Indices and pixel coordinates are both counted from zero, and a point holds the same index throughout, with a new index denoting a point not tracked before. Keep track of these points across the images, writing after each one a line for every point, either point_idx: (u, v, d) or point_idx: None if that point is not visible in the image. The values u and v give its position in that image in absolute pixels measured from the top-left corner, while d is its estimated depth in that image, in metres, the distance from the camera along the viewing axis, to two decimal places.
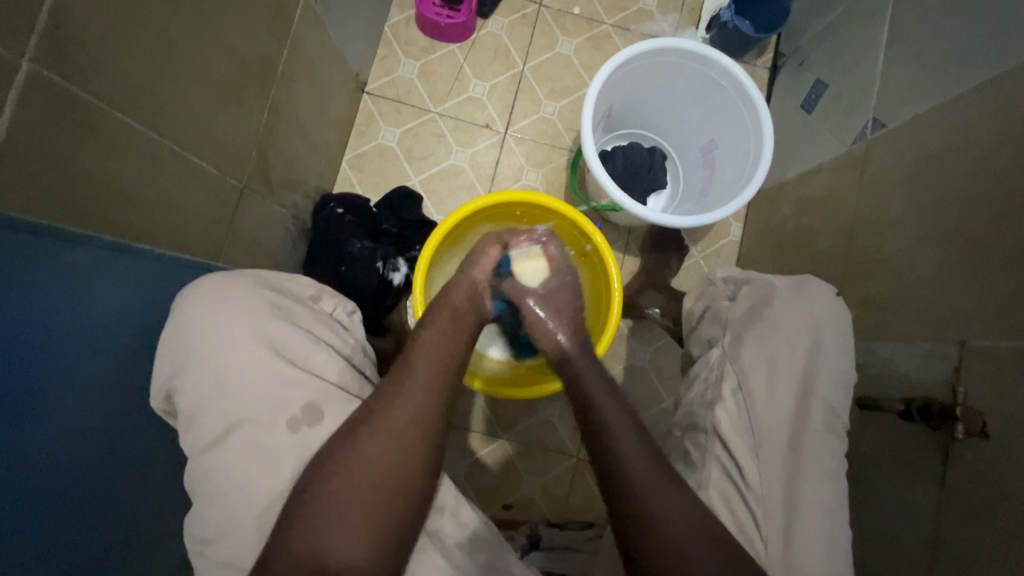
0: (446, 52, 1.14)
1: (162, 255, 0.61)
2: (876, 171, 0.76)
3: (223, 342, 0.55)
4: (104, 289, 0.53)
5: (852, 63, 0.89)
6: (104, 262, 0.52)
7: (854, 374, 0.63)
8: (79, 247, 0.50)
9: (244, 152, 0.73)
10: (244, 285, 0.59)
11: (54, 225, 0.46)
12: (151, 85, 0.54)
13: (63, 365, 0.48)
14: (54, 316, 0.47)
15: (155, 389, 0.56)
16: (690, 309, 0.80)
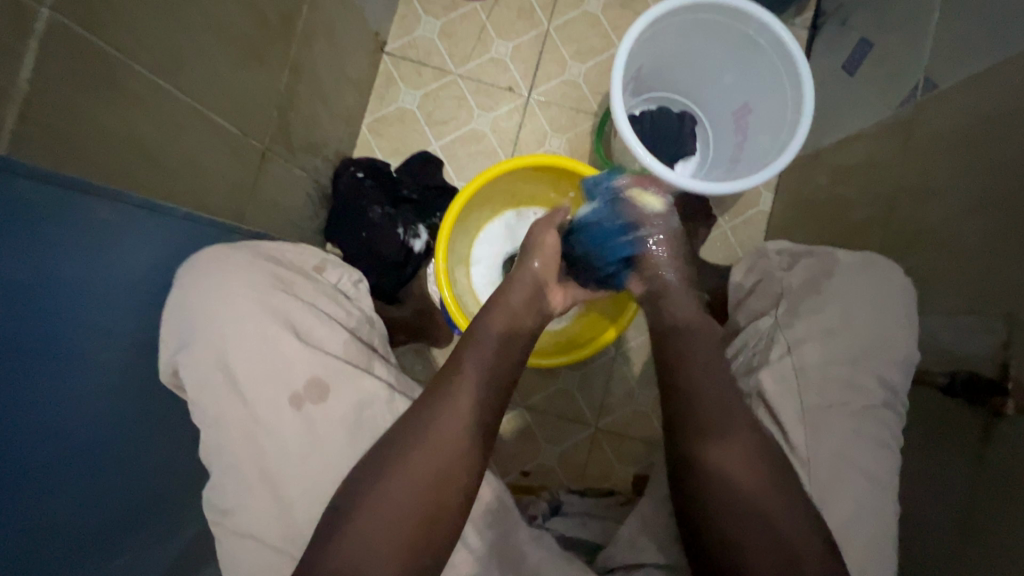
0: (468, 10, 1.09)
1: (190, 216, 0.60)
2: (922, 137, 0.72)
3: (221, 317, 0.54)
4: (131, 246, 0.53)
5: (902, 20, 0.84)
6: (133, 220, 0.52)
7: (914, 351, 0.61)
8: (108, 205, 0.49)
9: (264, 113, 0.72)
10: (243, 256, 0.59)
11: (85, 180, 0.46)
12: (172, 40, 0.52)
13: (89, 321, 0.48)
14: (82, 271, 0.47)
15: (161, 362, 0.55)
16: (739, 282, 0.77)
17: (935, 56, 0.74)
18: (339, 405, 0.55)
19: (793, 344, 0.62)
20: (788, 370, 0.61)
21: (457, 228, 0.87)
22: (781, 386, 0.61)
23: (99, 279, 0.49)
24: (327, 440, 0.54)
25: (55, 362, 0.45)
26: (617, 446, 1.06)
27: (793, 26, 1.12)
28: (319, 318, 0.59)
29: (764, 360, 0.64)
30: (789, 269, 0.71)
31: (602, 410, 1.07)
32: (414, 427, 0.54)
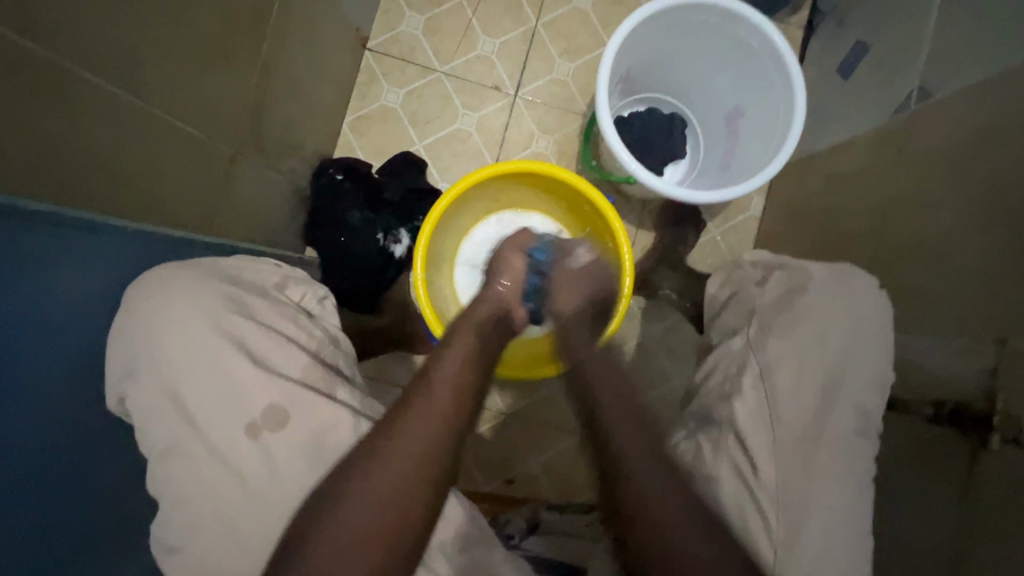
0: (454, 5, 1.06)
1: (139, 231, 0.57)
2: (915, 148, 0.70)
3: (168, 344, 0.52)
4: (73, 271, 0.50)
5: (898, 24, 0.81)
6: (74, 239, 0.49)
7: (887, 372, 0.60)
8: (46, 227, 0.46)
9: (233, 116, 0.69)
10: (194, 277, 0.55)
11: (17, 203, 0.43)
12: (127, 45, 0.49)
13: (29, 347, 0.45)
14: (15, 298, 0.44)
15: (110, 389, 0.52)
16: (715, 294, 0.80)
17: (933, 63, 0.72)
18: (295, 433, 0.53)
19: (762, 366, 0.61)
20: (758, 394, 0.60)
21: (439, 233, 0.84)
22: (754, 409, 0.60)
23: (36, 307, 0.46)
24: (285, 467, 0.51)
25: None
26: None
27: (788, 26, 1.09)
28: (278, 343, 0.56)
29: (734, 383, 0.63)
30: (763, 282, 0.72)
31: None
32: (387, 435, 0.52)
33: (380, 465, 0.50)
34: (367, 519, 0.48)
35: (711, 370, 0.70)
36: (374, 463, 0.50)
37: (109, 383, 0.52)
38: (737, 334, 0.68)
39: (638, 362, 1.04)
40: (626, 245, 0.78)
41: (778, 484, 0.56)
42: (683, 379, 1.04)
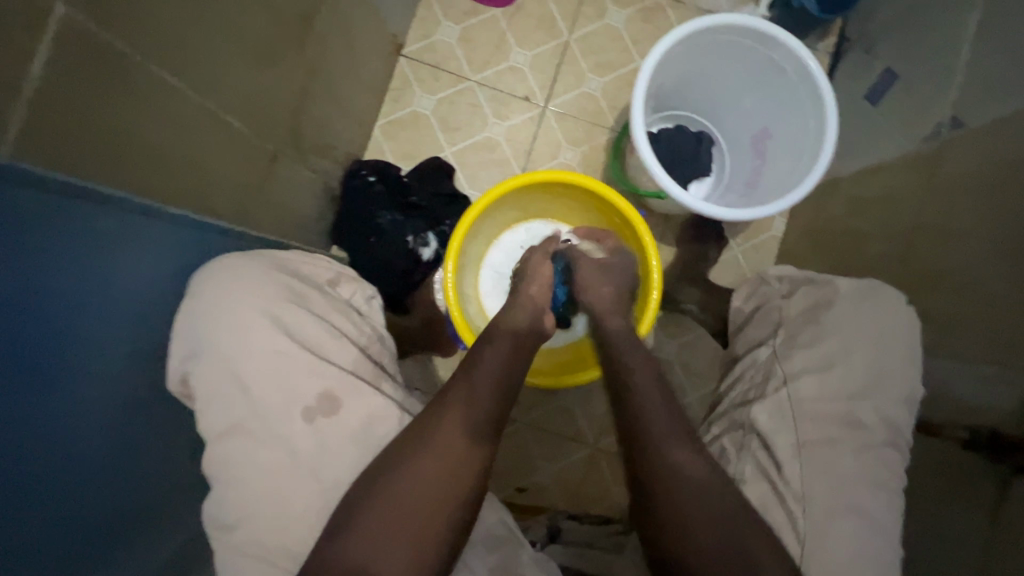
0: (488, 16, 1.08)
1: (196, 220, 0.58)
2: (945, 176, 0.71)
3: (235, 326, 0.53)
4: (135, 256, 0.51)
5: (929, 54, 0.82)
6: (138, 224, 0.50)
7: (917, 388, 0.60)
8: (114, 209, 0.47)
9: (277, 114, 0.70)
10: (259, 265, 0.58)
11: (93, 186, 0.44)
12: (190, 41, 0.51)
13: (95, 330, 0.46)
14: (84, 282, 0.45)
15: (171, 373, 0.52)
16: (739, 307, 0.79)
17: (965, 93, 0.73)
18: (346, 420, 0.54)
19: (789, 375, 0.62)
20: (783, 404, 0.61)
21: (470, 236, 0.85)
22: (777, 417, 0.61)
23: (101, 290, 0.47)
24: (334, 454, 0.53)
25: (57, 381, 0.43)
26: (615, 467, 1.05)
27: (815, 51, 1.10)
28: (333, 335, 0.58)
29: (760, 393, 0.64)
30: (788, 295, 0.71)
31: (601, 429, 1.06)
32: (427, 429, 0.54)
33: (422, 460, 0.52)
34: (406, 520, 0.50)
35: (736, 379, 0.70)
36: (417, 455, 0.52)
37: (172, 365, 0.52)
38: (762, 345, 0.68)
39: None
40: (654, 255, 0.79)
41: (805, 500, 0.56)
42: (698, 395, 1.04)
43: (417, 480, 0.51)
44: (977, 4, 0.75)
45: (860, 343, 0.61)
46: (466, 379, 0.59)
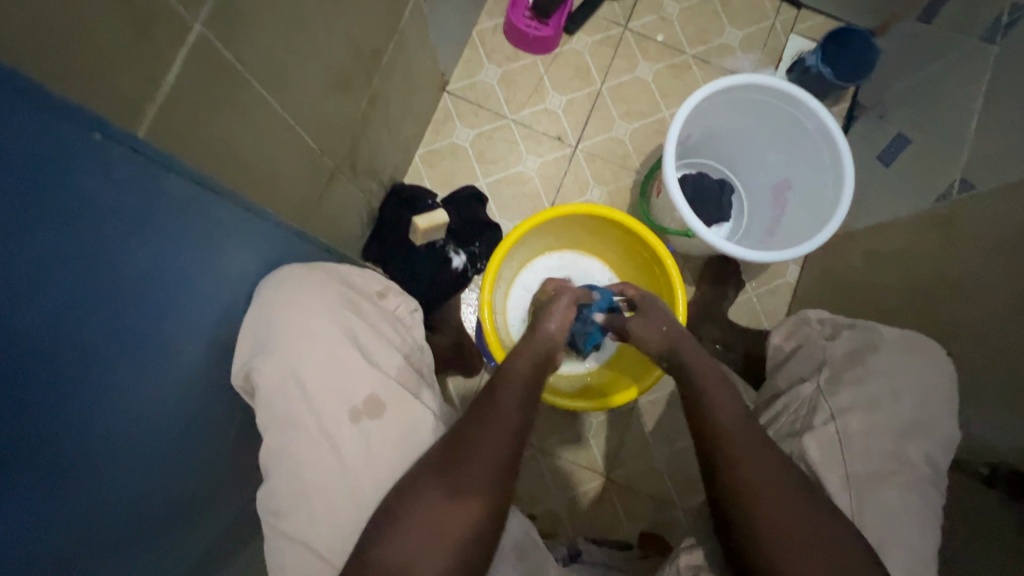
0: (528, 62, 1.16)
1: (282, 223, 0.62)
2: (959, 234, 0.76)
3: (290, 328, 0.56)
4: (233, 255, 0.54)
5: (939, 124, 0.90)
6: (240, 224, 0.54)
7: (955, 435, 0.62)
8: (226, 206, 0.52)
9: (342, 134, 0.76)
10: (319, 281, 0.61)
11: (211, 181, 0.49)
12: (285, 63, 0.56)
13: (189, 315, 0.49)
14: (190, 271, 0.48)
15: (237, 373, 0.55)
16: (777, 345, 0.79)
17: (975, 160, 0.79)
18: (389, 423, 0.56)
19: (837, 411, 0.63)
20: (833, 441, 0.62)
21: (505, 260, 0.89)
22: (829, 454, 0.61)
23: (200, 280, 0.50)
24: (378, 453, 0.55)
25: (153, 361, 0.45)
26: (627, 499, 1.06)
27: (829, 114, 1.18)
28: (378, 341, 0.61)
29: (807, 427, 0.65)
30: (831, 337, 0.73)
31: (615, 461, 1.07)
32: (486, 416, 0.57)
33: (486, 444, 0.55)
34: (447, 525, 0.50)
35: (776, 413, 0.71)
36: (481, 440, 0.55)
37: (235, 368, 0.56)
38: (806, 382, 0.69)
39: (669, 411, 1.08)
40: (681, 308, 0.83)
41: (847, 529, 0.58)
42: None
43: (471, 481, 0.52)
44: (985, 82, 0.82)
45: (882, 382, 0.64)
46: (478, 425, 0.56)
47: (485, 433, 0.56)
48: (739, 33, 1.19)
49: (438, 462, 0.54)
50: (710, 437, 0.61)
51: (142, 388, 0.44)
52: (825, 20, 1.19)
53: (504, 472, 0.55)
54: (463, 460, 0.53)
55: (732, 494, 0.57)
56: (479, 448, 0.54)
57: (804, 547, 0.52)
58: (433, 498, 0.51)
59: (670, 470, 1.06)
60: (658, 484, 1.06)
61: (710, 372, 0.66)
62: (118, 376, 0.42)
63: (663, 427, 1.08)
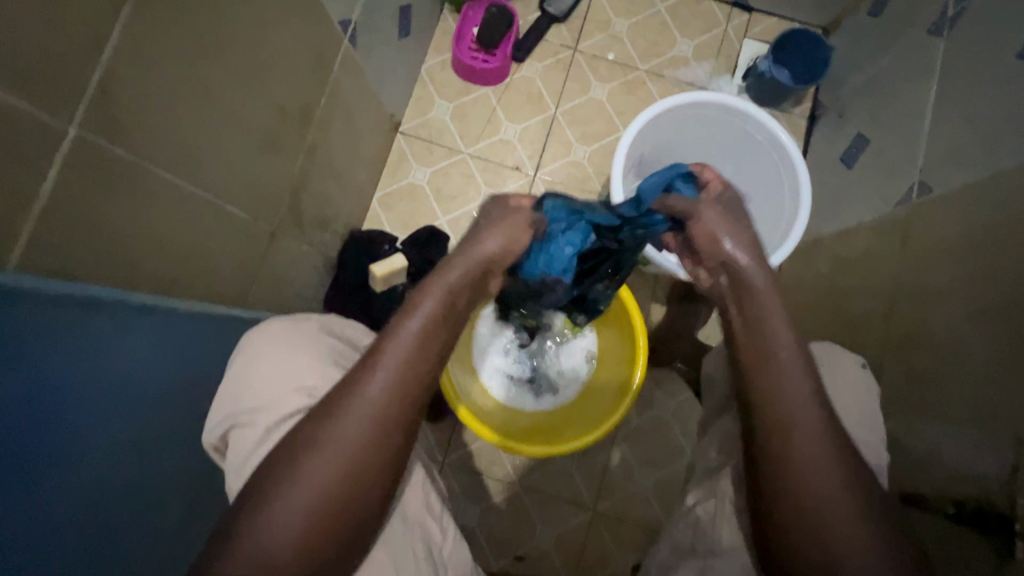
0: (479, 94, 1.15)
1: (189, 310, 0.61)
2: (919, 238, 0.73)
3: (264, 388, 0.55)
4: (135, 357, 0.53)
5: (896, 121, 0.87)
6: (133, 327, 0.53)
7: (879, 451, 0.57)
8: (111, 314, 0.50)
9: (278, 196, 0.75)
10: (307, 331, 0.60)
11: (85, 294, 0.47)
12: (193, 143, 0.55)
13: (90, 430, 0.47)
14: (80, 385, 0.46)
15: (210, 427, 0.56)
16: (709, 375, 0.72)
17: (932, 159, 0.76)
18: None
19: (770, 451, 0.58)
20: None
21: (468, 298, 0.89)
22: None
23: (96, 379, 0.48)
24: None
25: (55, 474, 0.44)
26: (615, 532, 1.02)
27: (792, 115, 1.15)
28: None
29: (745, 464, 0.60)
30: None
31: (601, 492, 1.03)
32: (356, 385, 0.47)
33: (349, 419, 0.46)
34: (308, 515, 0.43)
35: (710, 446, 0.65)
36: (344, 415, 0.46)
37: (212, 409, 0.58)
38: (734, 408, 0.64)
39: (652, 437, 1.05)
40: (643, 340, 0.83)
41: None
42: None
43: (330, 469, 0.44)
44: (937, 77, 0.79)
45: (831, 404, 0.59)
46: (326, 417, 0.46)
47: (330, 435, 0.45)
48: (691, 43, 1.17)
49: (270, 465, 0.45)
50: (760, 403, 0.50)
51: (51, 498, 0.44)
52: (778, 21, 1.17)
53: (353, 484, 0.45)
54: (296, 468, 0.44)
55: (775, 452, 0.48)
56: (320, 451, 0.45)
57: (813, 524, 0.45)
58: (254, 515, 0.43)
59: (657, 499, 1.03)
60: (647, 514, 1.02)
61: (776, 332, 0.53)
62: (8, 505, 0.39)
63: (646, 454, 1.04)
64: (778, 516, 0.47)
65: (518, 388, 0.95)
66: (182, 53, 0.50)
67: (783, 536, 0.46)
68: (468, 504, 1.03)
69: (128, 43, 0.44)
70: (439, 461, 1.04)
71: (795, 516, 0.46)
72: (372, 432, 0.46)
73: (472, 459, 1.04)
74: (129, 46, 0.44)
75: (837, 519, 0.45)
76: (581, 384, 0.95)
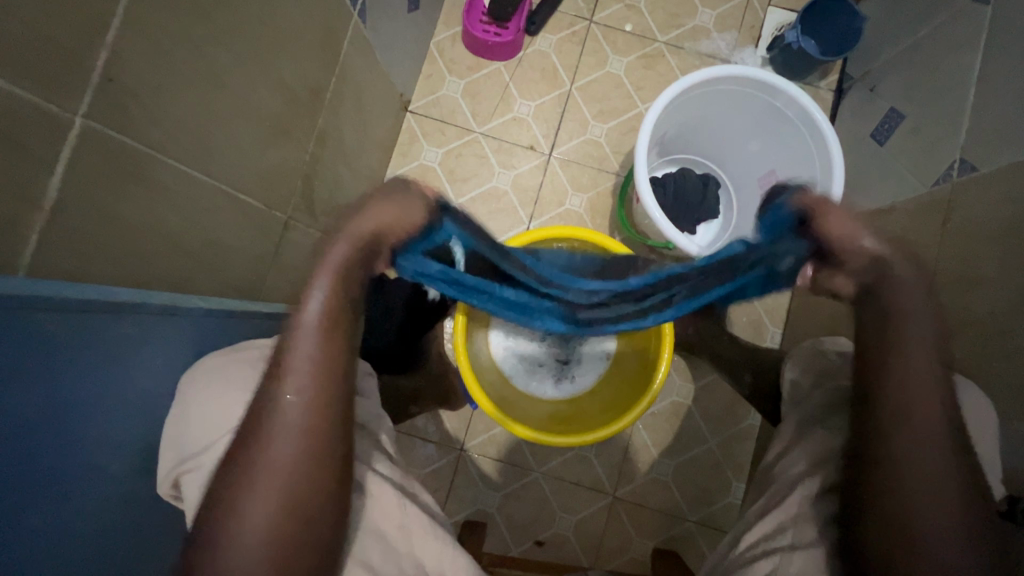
0: (491, 70, 1.11)
1: (210, 310, 0.58)
2: (961, 221, 0.70)
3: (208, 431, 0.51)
4: (146, 360, 0.52)
5: (933, 96, 0.83)
6: (149, 330, 0.51)
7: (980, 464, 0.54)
8: (127, 317, 0.48)
9: (290, 184, 0.72)
10: (244, 360, 0.56)
11: (103, 300, 0.44)
12: (204, 129, 0.52)
13: (101, 435, 0.46)
14: (90, 390, 0.45)
15: (161, 475, 0.51)
16: (795, 381, 0.69)
17: (974, 136, 0.72)
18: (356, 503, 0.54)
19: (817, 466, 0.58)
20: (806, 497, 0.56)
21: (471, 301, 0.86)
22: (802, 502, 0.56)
23: (105, 388, 0.46)
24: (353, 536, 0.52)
25: (63, 492, 0.43)
26: (635, 516, 1.02)
27: (818, 89, 1.11)
28: None
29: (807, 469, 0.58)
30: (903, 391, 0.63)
31: (621, 477, 1.03)
32: (269, 409, 0.46)
33: (267, 442, 0.45)
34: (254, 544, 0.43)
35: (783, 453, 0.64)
36: (264, 437, 0.45)
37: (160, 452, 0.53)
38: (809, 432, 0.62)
39: (671, 422, 1.04)
40: (666, 327, 0.82)
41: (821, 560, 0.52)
42: (719, 437, 1.03)
43: (260, 493, 0.44)
44: (981, 47, 0.75)
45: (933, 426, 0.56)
46: (254, 440, 0.45)
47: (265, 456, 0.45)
48: (713, 13, 1.12)
49: (212, 506, 0.45)
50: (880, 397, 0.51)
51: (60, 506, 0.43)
52: None
53: (300, 499, 0.45)
54: (244, 496, 0.44)
55: (888, 443, 0.50)
56: (257, 475, 0.44)
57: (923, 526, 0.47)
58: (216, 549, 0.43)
59: (678, 483, 1.03)
60: (667, 498, 1.02)
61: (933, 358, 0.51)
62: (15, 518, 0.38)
63: (665, 439, 1.03)
64: (882, 516, 0.48)
65: (538, 380, 0.93)
66: (190, 36, 0.46)
67: (886, 530, 0.48)
68: (487, 490, 1.03)
69: (131, 23, 0.40)
70: (458, 449, 1.04)
71: (912, 516, 0.47)
72: (295, 449, 0.45)
73: (491, 445, 1.04)
74: (133, 28, 0.41)
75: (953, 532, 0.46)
76: (599, 373, 0.93)
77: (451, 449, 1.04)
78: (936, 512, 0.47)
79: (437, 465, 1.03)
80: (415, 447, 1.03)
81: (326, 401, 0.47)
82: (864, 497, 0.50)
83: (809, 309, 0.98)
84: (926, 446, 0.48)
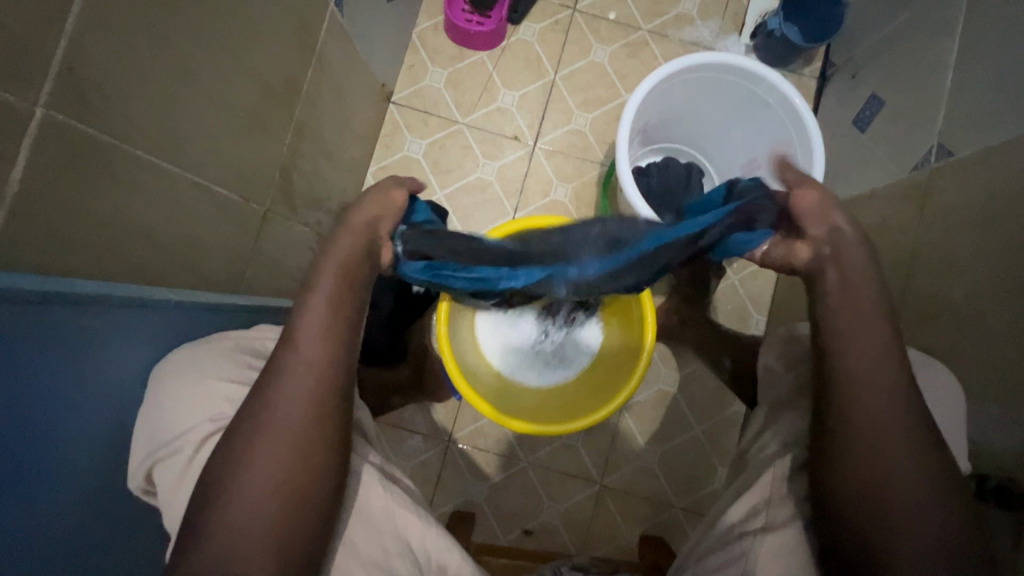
0: (474, 60, 1.10)
1: (180, 303, 0.59)
2: (937, 207, 0.70)
3: (175, 421, 0.51)
4: (115, 353, 0.52)
5: (912, 81, 0.83)
6: (116, 322, 0.51)
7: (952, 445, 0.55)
8: (92, 310, 0.48)
9: (267, 176, 0.71)
10: (217, 352, 0.56)
11: (64, 292, 0.44)
12: (175, 121, 0.52)
13: (63, 430, 0.46)
14: (52, 383, 0.45)
15: (132, 470, 0.51)
16: (770, 364, 0.70)
17: (951, 121, 0.73)
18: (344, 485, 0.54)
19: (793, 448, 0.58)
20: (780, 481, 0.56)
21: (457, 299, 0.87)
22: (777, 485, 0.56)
23: (67, 382, 0.47)
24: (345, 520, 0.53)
25: (23, 489, 0.43)
26: (623, 504, 1.03)
27: (802, 76, 1.11)
28: None
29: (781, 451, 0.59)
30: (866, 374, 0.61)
31: (608, 466, 1.04)
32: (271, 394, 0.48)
33: (270, 428, 0.47)
34: (256, 520, 0.44)
35: (760, 438, 0.65)
36: (267, 422, 0.47)
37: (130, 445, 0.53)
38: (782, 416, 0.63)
39: (657, 411, 1.05)
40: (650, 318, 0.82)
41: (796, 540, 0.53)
42: (705, 425, 1.04)
43: (259, 473, 0.45)
44: (958, 33, 0.75)
45: None
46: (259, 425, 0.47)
47: (259, 448, 0.47)
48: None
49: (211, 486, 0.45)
50: (836, 382, 0.52)
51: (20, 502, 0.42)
52: None
53: (301, 481, 0.46)
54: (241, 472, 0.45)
55: (850, 430, 0.50)
56: (256, 456, 0.46)
57: (883, 507, 0.48)
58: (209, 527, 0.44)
59: (663, 471, 1.04)
60: (652, 485, 1.03)
61: (879, 341, 0.52)
62: None
63: (651, 427, 1.04)
64: (840, 498, 0.49)
65: (526, 371, 0.94)
66: (156, 24, 0.45)
67: (844, 513, 0.49)
68: (475, 481, 1.04)
69: (92, 12, 0.40)
70: (446, 440, 1.04)
71: (872, 499, 0.48)
72: (297, 432, 0.47)
73: (478, 436, 1.04)
74: (95, 17, 0.40)
75: (912, 514, 0.47)
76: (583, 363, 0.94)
77: (439, 441, 1.04)
78: (907, 500, 0.47)
79: (424, 456, 1.04)
80: (403, 439, 1.04)
81: (331, 384, 0.49)
82: (827, 484, 0.51)
83: (789, 295, 0.99)
84: (884, 427, 0.49)
